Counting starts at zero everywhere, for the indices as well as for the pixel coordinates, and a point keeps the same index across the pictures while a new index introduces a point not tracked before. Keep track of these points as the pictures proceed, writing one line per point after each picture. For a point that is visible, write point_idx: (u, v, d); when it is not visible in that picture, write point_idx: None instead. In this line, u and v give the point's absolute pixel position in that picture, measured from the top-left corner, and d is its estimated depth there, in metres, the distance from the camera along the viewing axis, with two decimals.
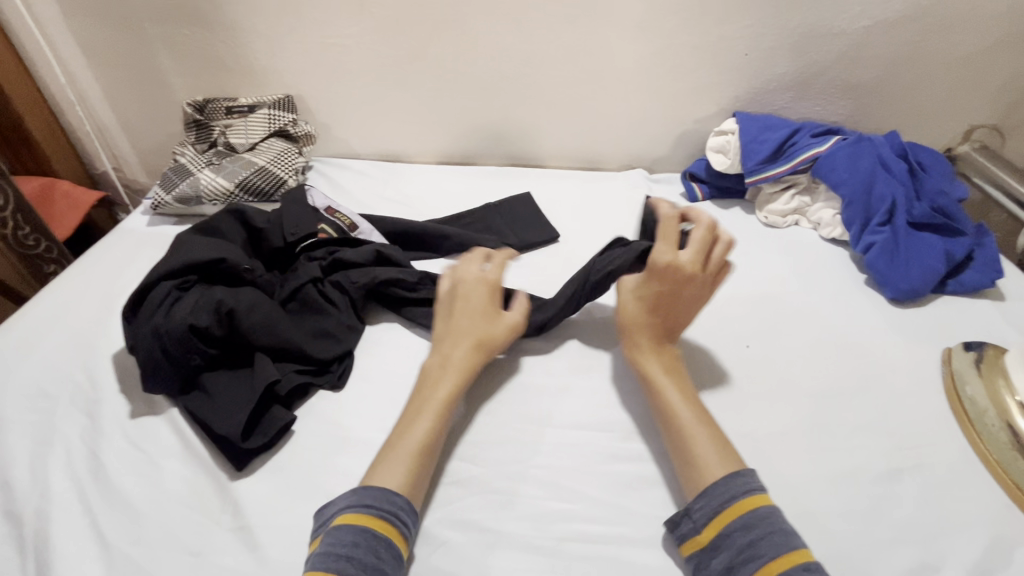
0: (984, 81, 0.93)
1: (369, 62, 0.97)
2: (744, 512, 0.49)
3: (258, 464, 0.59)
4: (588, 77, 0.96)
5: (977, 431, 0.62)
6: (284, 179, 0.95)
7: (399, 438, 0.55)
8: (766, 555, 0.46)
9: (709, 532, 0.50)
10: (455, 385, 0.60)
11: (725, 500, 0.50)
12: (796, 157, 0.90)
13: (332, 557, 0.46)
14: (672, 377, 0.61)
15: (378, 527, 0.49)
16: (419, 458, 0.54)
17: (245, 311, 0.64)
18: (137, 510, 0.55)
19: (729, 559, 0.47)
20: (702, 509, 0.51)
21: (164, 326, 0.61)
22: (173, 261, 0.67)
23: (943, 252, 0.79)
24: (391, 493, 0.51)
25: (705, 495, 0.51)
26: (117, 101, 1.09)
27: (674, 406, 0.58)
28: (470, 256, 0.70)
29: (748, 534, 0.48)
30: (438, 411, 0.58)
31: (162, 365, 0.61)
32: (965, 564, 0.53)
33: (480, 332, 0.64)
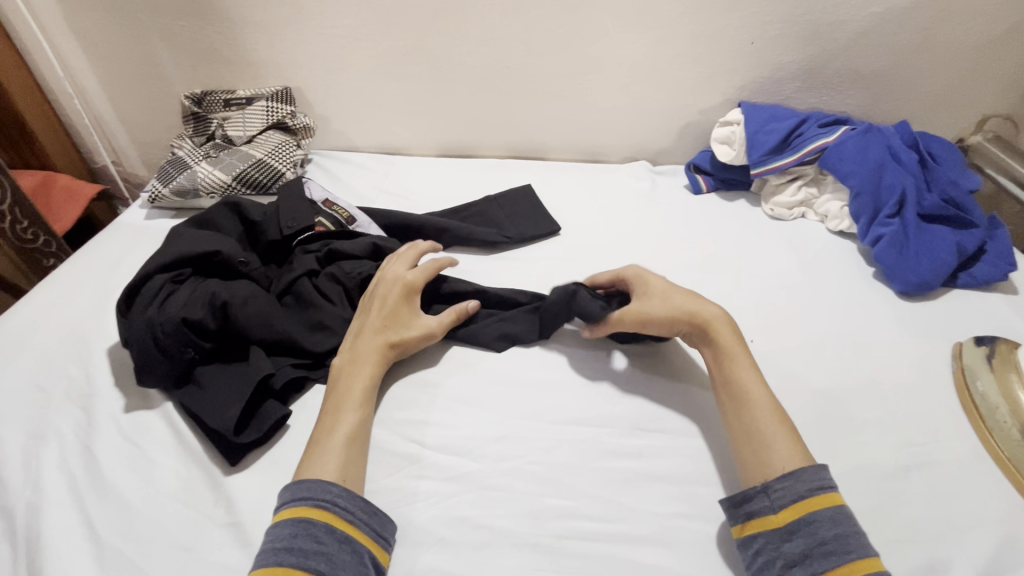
0: (998, 69, 0.91)
1: (367, 53, 0.96)
2: (830, 505, 0.48)
3: (252, 459, 0.58)
4: (590, 68, 0.94)
5: (988, 428, 0.60)
6: (282, 171, 0.94)
7: (325, 433, 0.55)
8: (853, 552, 0.46)
9: (787, 515, 0.49)
10: (371, 376, 0.60)
11: (813, 488, 0.49)
12: (804, 147, 0.87)
13: (270, 551, 0.47)
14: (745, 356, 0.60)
15: (314, 516, 0.49)
16: (352, 447, 0.55)
17: (240, 304, 0.63)
18: (129, 505, 0.54)
19: (806, 547, 0.47)
20: (784, 491, 0.50)
21: (158, 319, 0.61)
22: (168, 254, 0.67)
23: (955, 244, 0.77)
24: (325, 482, 0.51)
25: (793, 477, 0.50)
26: (115, 94, 1.08)
27: (751, 387, 0.57)
28: (399, 256, 0.70)
29: (835, 527, 0.47)
30: (359, 402, 0.58)
31: (156, 358, 0.60)
32: (975, 564, 0.51)
33: (401, 327, 0.64)
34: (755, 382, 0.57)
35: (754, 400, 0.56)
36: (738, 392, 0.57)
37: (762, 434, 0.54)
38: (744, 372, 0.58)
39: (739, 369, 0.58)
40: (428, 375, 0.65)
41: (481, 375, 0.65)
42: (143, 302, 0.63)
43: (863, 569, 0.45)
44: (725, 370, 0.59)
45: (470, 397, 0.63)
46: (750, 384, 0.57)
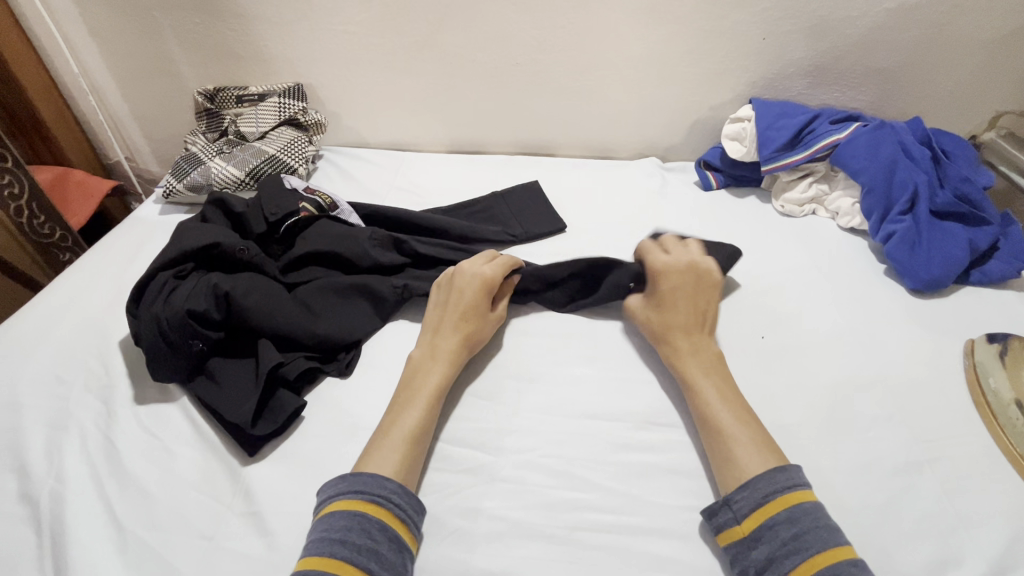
0: (1012, 65, 0.90)
1: (378, 50, 0.96)
2: (787, 506, 0.48)
3: (269, 449, 0.59)
4: (601, 64, 0.94)
5: (1000, 425, 0.60)
6: (294, 167, 0.96)
7: (389, 427, 0.56)
8: (811, 548, 0.45)
9: (750, 525, 0.49)
10: (444, 375, 0.61)
11: (768, 493, 0.49)
12: (815, 144, 0.87)
13: (321, 541, 0.47)
14: (715, 382, 0.59)
15: (368, 511, 0.49)
16: (412, 445, 0.55)
17: (242, 294, 0.64)
18: (150, 494, 0.55)
19: (771, 552, 0.47)
20: (743, 501, 0.50)
21: (163, 313, 0.61)
22: (171, 251, 0.68)
23: (967, 241, 0.77)
24: (383, 478, 0.51)
25: (747, 487, 0.50)
26: (129, 91, 1.09)
27: (721, 422, 0.56)
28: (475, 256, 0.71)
29: (792, 527, 0.47)
30: (429, 399, 0.58)
31: (163, 352, 0.61)
32: (987, 559, 0.51)
33: (469, 326, 0.65)
34: (722, 406, 0.57)
35: (719, 424, 0.56)
36: (707, 416, 0.57)
37: (731, 451, 0.54)
38: (710, 398, 0.58)
39: (705, 396, 0.58)
40: None
41: (493, 369, 0.66)
42: (150, 298, 0.64)
43: (822, 565, 0.44)
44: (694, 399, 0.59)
45: (483, 390, 0.64)
46: (719, 411, 0.57)
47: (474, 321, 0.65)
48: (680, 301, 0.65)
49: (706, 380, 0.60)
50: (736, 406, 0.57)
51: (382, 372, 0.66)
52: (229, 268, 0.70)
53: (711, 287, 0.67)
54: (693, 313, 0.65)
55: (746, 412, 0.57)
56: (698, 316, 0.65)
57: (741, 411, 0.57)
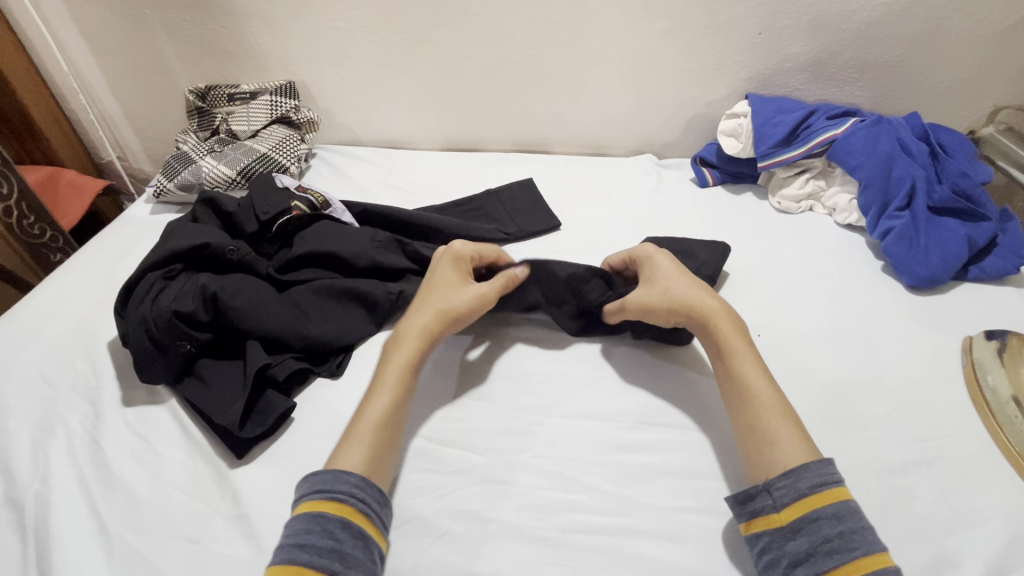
0: (1010, 59, 0.89)
1: (371, 47, 0.95)
2: (833, 502, 0.47)
3: (258, 451, 0.58)
4: (596, 60, 0.93)
5: (998, 423, 0.60)
6: (286, 166, 0.95)
7: (356, 417, 0.55)
8: (857, 548, 0.44)
9: (791, 513, 0.47)
10: (412, 356, 0.59)
11: (815, 484, 0.48)
12: (812, 139, 0.86)
13: (284, 546, 0.46)
14: (743, 346, 0.58)
15: (329, 510, 0.48)
16: (380, 434, 0.54)
17: (230, 296, 0.63)
18: (137, 497, 0.55)
19: (810, 545, 0.45)
20: (786, 489, 0.49)
21: (151, 314, 0.61)
22: (160, 251, 0.67)
23: (965, 238, 0.76)
24: (344, 474, 0.50)
25: (793, 475, 0.49)
26: (120, 90, 1.08)
27: (752, 386, 0.55)
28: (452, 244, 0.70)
29: (838, 524, 0.46)
30: (396, 384, 0.57)
31: (150, 353, 0.60)
32: (985, 560, 0.51)
33: (439, 304, 0.62)
34: (753, 373, 0.56)
35: (757, 395, 0.55)
36: (740, 383, 0.56)
37: (768, 426, 0.53)
38: (745, 364, 0.57)
39: (740, 362, 0.57)
40: (432, 369, 0.65)
41: (484, 369, 0.66)
42: (138, 299, 0.63)
43: (868, 566, 0.43)
44: (727, 368, 0.58)
45: (475, 390, 0.63)
46: (753, 378, 0.56)
47: (446, 297, 0.63)
48: (668, 268, 0.64)
49: (734, 342, 0.59)
50: (765, 374, 0.56)
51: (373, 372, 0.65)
52: (220, 267, 0.69)
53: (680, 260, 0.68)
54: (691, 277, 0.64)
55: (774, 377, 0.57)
56: (697, 280, 0.64)
57: (770, 379, 0.56)
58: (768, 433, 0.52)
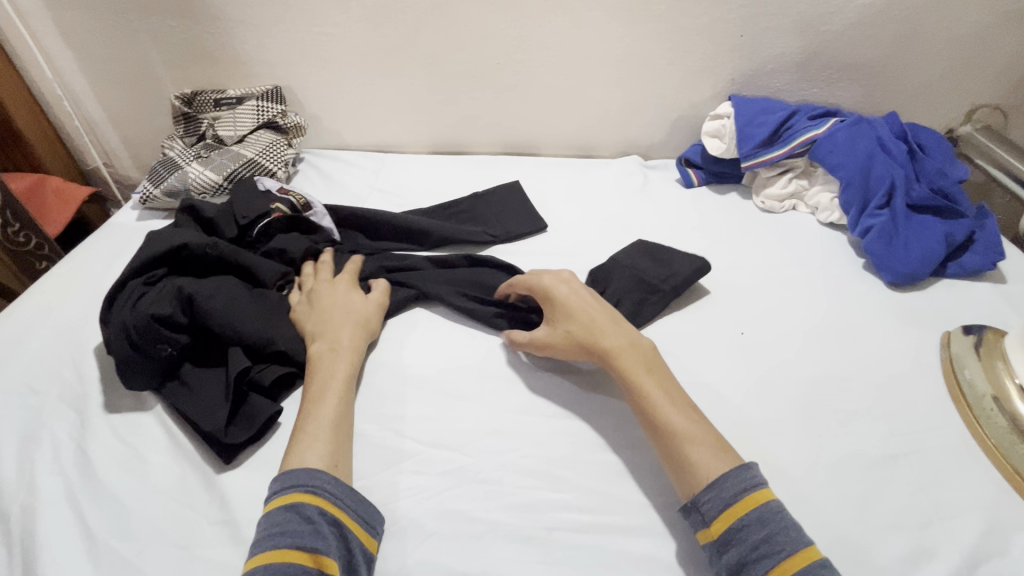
0: (986, 59, 0.91)
1: (357, 51, 0.95)
2: (754, 507, 0.48)
3: (245, 456, 0.58)
4: (581, 63, 0.94)
5: (975, 415, 0.61)
6: (273, 171, 0.95)
7: (307, 425, 0.55)
8: (781, 552, 0.45)
9: (719, 526, 0.48)
10: (352, 363, 0.61)
11: (736, 493, 0.49)
12: (794, 140, 0.88)
13: (263, 538, 0.47)
14: (652, 375, 0.58)
15: (305, 501, 0.49)
16: (338, 434, 0.55)
17: (206, 297, 0.62)
18: (124, 505, 0.55)
19: (742, 554, 0.46)
20: (711, 501, 0.49)
21: (131, 320, 0.61)
22: (140, 257, 0.67)
23: (943, 235, 0.77)
24: (310, 470, 0.51)
25: (715, 488, 0.49)
26: (106, 97, 1.08)
27: (676, 424, 0.54)
28: (324, 263, 0.73)
29: (761, 530, 0.47)
30: (342, 389, 0.59)
31: (132, 359, 0.60)
32: (962, 549, 0.52)
33: (357, 314, 0.66)
34: (668, 405, 0.55)
35: (674, 430, 0.53)
36: (653, 416, 0.55)
37: (687, 456, 0.52)
38: (660, 403, 0.55)
39: (654, 401, 0.56)
40: (419, 372, 0.66)
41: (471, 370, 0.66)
42: (120, 305, 0.63)
43: (793, 568, 0.45)
44: (641, 406, 0.56)
45: (462, 392, 0.64)
46: (670, 413, 0.55)
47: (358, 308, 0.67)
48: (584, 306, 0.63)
49: (646, 378, 0.57)
50: (682, 404, 0.56)
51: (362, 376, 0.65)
52: (203, 271, 0.69)
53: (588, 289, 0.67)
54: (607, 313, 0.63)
55: (690, 407, 0.56)
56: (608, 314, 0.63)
57: (690, 409, 0.55)
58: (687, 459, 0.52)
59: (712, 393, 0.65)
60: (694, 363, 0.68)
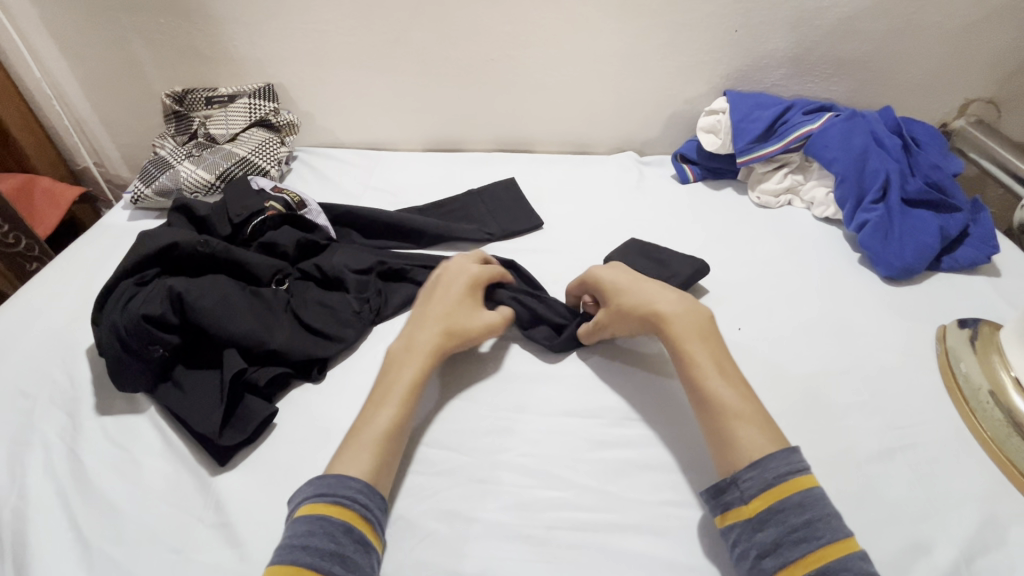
0: (979, 53, 0.91)
1: (350, 48, 0.95)
2: (799, 490, 0.47)
3: (240, 458, 0.58)
4: (576, 58, 0.94)
5: (970, 409, 0.61)
6: (266, 169, 0.94)
7: (360, 429, 0.54)
8: (821, 538, 0.44)
9: (757, 505, 0.48)
10: (419, 370, 0.59)
11: (782, 474, 0.48)
12: (789, 135, 0.88)
13: (285, 548, 0.46)
14: (705, 346, 0.57)
15: (333, 514, 0.48)
16: (386, 443, 0.54)
17: (196, 296, 0.62)
18: (118, 509, 0.54)
19: (777, 536, 0.46)
20: (751, 480, 0.49)
21: (122, 321, 0.60)
22: (129, 257, 0.66)
23: (938, 228, 0.78)
24: (345, 478, 0.51)
25: (760, 466, 0.49)
26: (96, 95, 1.07)
27: (723, 400, 0.53)
28: (468, 255, 0.71)
29: (803, 514, 0.46)
30: (404, 397, 0.57)
31: (124, 361, 0.59)
32: (959, 543, 0.52)
33: (451, 320, 0.63)
34: (715, 378, 0.55)
35: (725, 403, 0.53)
36: (705, 387, 0.55)
37: (733, 427, 0.52)
38: (708, 371, 0.55)
39: (699, 366, 0.56)
40: None
41: (468, 369, 0.66)
42: (110, 306, 0.62)
43: (830, 556, 0.44)
44: (688, 371, 0.56)
45: (459, 391, 0.63)
46: (716, 386, 0.54)
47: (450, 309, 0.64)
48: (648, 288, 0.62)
49: (697, 346, 0.57)
50: (734, 379, 0.55)
51: (356, 376, 0.65)
52: (194, 270, 0.68)
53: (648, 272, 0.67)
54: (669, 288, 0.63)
55: (743, 383, 0.55)
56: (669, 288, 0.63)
57: (739, 382, 0.55)
58: (734, 432, 0.52)
59: None
60: None
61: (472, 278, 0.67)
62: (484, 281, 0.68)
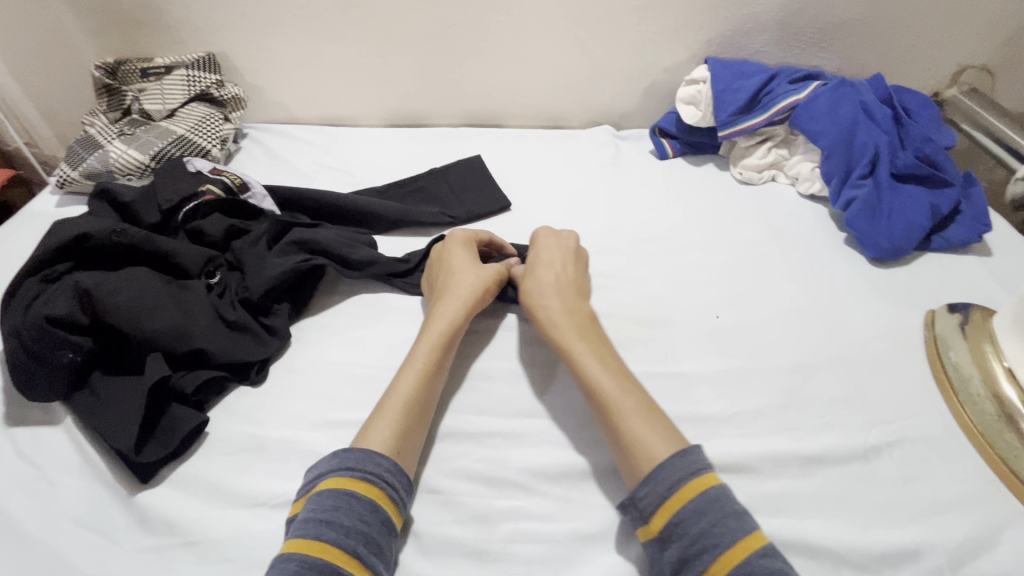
0: (976, 14, 0.85)
1: (297, 13, 0.86)
2: (692, 498, 0.43)
3: (167, 473, 0.52)
4: (547, 23, 0.86)
5: (960, 401, 0.57)
6: (207, 148, 0.85)
7: (385, 396, 0.52)
8: (720, 545, 0.41)
9: (658, 521, 0.44)
10: (446, 335, 0.57)
11: (673, 483, 0.44)
12: (773, 106, 0.81)
13: (312, 521, 0.43)
14: (600, 360, 0.54)
15: (360, 491, 0.45)
16: (410, 412, 0.51)
17: (108, 291, 0.55)
18: (25, 535, 0.48)
19: (681, 552, 0.42)
20: (647, 497, 0.45)
21: (23, 323, 0.53)
22: (38, 249, 0.59)
23: (929, 206, 0.73)
24: (374, 455, 0.47)
25: (650, 480, 0.45)
26: (18, 67, 0.96)
27: (639, 438, 0.48)
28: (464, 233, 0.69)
29: (699, 522, 0.42)
30: (426, 365, 0.54)
31: (31, 368, 0.53)
32: (947, 548, 0.48)
33: (473, 282, 0.61)
34: (633, 418, 0.49)
35: (600, 391, 0.52)
36: (616, 424, 0.50)
37: (619, 417, 0.50)
38: (588, 363, 0.54)
39: (578, 357, 0.54)
40: (368, 370, 0.59)
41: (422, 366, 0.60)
42: (13, 306, 0.55)
43: (732, 563, 0.40)
44: (570, 364, 0.55)
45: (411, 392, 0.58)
46: (633, 425, 0.49)
47: (485, 273, 0.62)
48: (550, 248, 0.66)
49: (593, 365, 0.53)
50: (615, 371, 0.53)
51: (301, 377, 0.59)
52: (114, 262, 0.61)
53: (578, 251, 0.66)
54: (559, 280, 0.62)
55: (649, 407, 0.50)
56: (572, 282, 0.62)
57: (648, 413, 0.50)
58: (618, 424, 0.49)
59: (683, 383, 0.60)
60: (666, 351, 0.63)
61: (466, 242, 0.66)
62: (471, 243, 0.67)
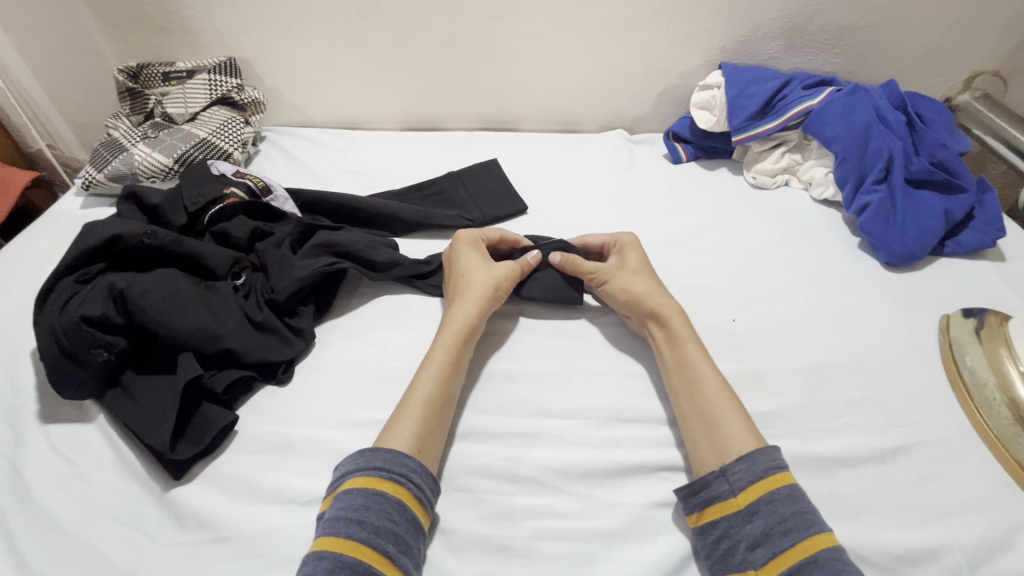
0: (988, 21, 0.86)
1: (316, 19, 0.87)
2: (789, 483, 0.47)
3: (198, 470, 0.54)
4: (562, 29, 0.87)
5: (975, 405, 0.58)
6: (228, 151, 0.87)
7: (406, 396, 0.53)
8: (811, 527, 0.44)
9: (749, 496, 0.47)
10: (459, 335, 0.58)
11: (771, 467, 0.48)
12: (787, 111, 0.82)
13: (341, 519, 0.44)
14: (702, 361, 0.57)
15: (389, 491, 0.46)
16: (429, 410, 0.52)
17: (139, 292, 0.57)
18: (63, 530, 0.49)
19: (767, 526, 0.45)
20: (742, 472, 0.48)
21: (59, 323, 0.55)
22: (71, 250, 0.60)
23: (943, 212, 0.74)
24: (400, 455, 0.48)
25: (749, 459, 0.48)
26: (42, 71, 0.98)
27: (730, 431, 0.51)
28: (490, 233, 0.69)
29: (793, 504, 0.45)
30: (444, 365, 0.55)
31: (65, 366, 0.54)
32: (965, 549, 0.49)
33: (484, 283, 0.62)
34: (727, 411, 0.52)
35: (701, 387, 0.54)
36: (713, 419, 0.52)
37: (715, 406, 0.53)
38: (695, 365, 0.56)
39: (693, 361, 0.56)
40: (391, 371, 0.60)
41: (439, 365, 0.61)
42: (47, 306, 0.57)
43: (820, 545, 0.43)
44: (686, 367, 0.56)
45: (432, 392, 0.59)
46: (727, 418, 0.52)
47: (496, 273, 0.63)
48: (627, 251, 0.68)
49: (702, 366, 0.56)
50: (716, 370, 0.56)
51: (327, 377, 0.60)
52: (144, 264, 0.63)
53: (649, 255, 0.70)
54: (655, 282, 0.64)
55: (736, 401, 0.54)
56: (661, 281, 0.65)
57: (736, 408, 0.53)
58: (716, 417, 0.52)
59: None
60: None
61: (473, 240, 0.67)
62: (483, 241, 0.68)
